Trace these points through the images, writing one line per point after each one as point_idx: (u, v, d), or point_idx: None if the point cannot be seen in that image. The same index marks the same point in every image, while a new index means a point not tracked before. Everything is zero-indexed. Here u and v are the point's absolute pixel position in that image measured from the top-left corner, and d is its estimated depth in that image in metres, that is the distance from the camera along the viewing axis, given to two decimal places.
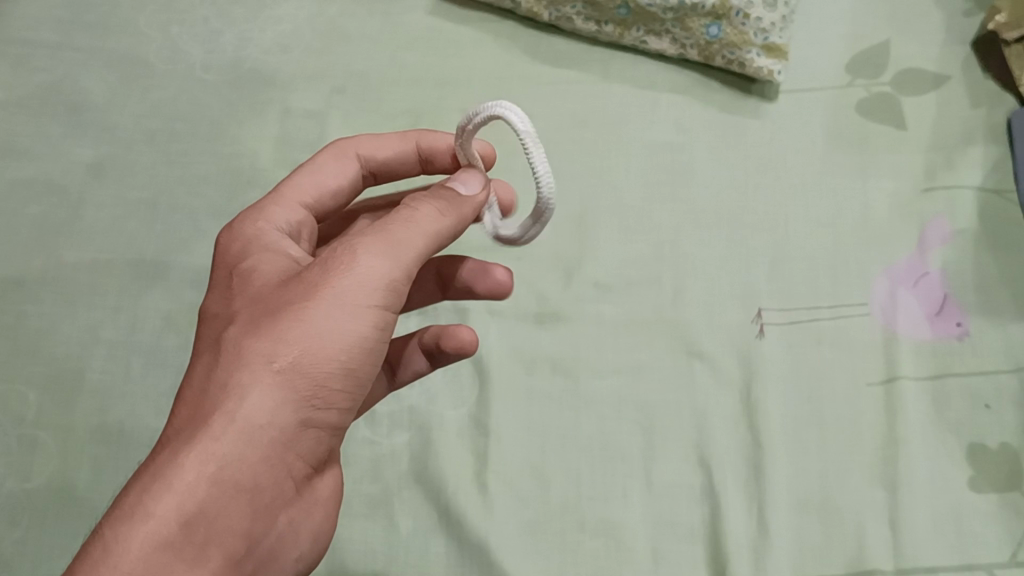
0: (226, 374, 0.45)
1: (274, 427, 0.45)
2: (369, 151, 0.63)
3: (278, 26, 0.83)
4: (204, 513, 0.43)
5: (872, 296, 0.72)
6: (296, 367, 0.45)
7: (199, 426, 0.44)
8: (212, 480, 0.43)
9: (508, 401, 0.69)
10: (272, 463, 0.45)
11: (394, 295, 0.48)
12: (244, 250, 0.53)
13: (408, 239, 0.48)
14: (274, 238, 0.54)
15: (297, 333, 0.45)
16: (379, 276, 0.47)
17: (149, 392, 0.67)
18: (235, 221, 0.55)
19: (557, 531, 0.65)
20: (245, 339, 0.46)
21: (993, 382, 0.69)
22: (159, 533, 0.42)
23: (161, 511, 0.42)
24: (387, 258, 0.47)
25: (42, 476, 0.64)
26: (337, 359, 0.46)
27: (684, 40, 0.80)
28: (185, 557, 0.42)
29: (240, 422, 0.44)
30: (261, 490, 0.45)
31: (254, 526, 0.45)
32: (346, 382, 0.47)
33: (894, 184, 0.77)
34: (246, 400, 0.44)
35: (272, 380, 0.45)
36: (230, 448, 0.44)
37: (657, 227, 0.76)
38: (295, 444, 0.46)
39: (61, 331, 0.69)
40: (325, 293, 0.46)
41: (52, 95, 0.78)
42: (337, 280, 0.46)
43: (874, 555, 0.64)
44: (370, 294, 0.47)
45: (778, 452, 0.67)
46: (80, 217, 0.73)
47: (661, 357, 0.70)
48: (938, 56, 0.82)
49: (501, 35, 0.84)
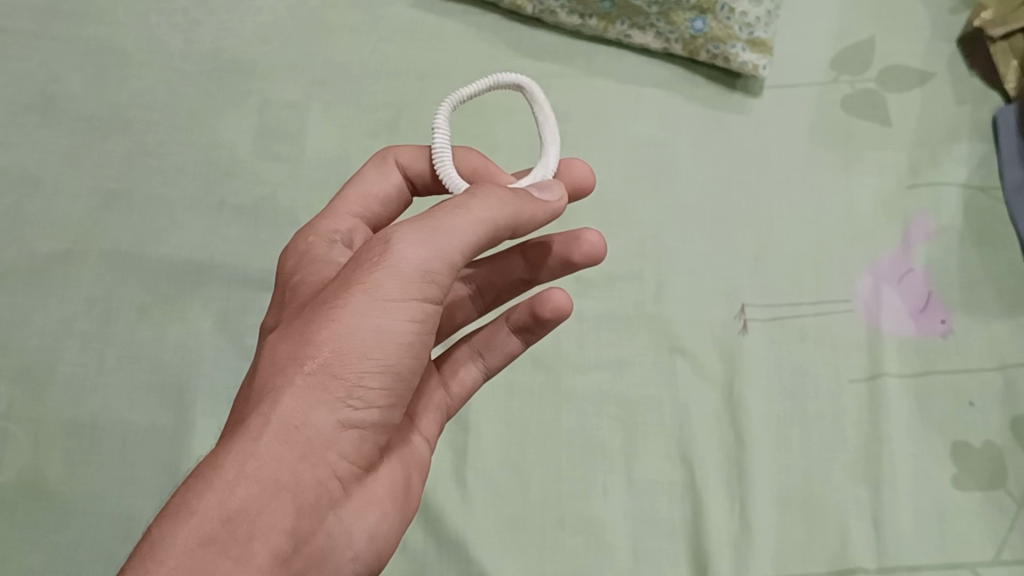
0: (264, 381, 0.45)
1: (311, 427, 0.44)
2: (409, 158, 0.61)
3: (258, 17, 0.82)
4: (246, 510, 0.42)
5: (856, 293, 0.72)
6: (328, 366, 0.44)
7: (239, 431, 0.44)
8: (251, 478, 0.42)
9: (488, 396, 0.68)
10: (312, 462, 0.44)
11: (433, 286, 0.47)
12: (297, 266, 0.55)
13: (451, 228, 0.47)
14: (324, 248, 0.56)
15: (329, 332, 0.44)
16: (414, 268, 0.46)
17: (122, 384, 0.66)
18: (291, 240, 0.58)
19: (536, 528, 0.64)
20: (280, 344, 0.46)
21: (977, 380, 0.69)
22: (202, 529, 0.40)
23: (203, 507, 0.41)
24: (422, 248, 0.46)
25: (12, 469, 0.63)
26: (372, 357, 0.45)
27: (668, 34, 0.79)
28: (229, 553, 0.41)
29: (275, 423, 0.43)
30: (303, 489, 0.44)
31: (302, 524, 0.44)
32: (384, 378, 0.46)
33: (878, 181, 0.76)
34: (281, 403, 0.44)
35: (305, 382, 0.44)
36: (267, 448, 0.43)
37: (639, 222, 0.75)
38: (335, 443, 0.45)
39: (33, 322, 0.68)
40: (360, 288, 0.45)
41: (27, 85, 0.77)
42: (369, 274, 0.45)
43: (856, 554, 0.63)
44: (402, 282, 0.45)
45: (760, 448, 0.66)
46: (54, 208, 0.72)
47: (642, 352, 0.70)
48: (924, 53, 0.82)
49: (483, 28, 0.83)
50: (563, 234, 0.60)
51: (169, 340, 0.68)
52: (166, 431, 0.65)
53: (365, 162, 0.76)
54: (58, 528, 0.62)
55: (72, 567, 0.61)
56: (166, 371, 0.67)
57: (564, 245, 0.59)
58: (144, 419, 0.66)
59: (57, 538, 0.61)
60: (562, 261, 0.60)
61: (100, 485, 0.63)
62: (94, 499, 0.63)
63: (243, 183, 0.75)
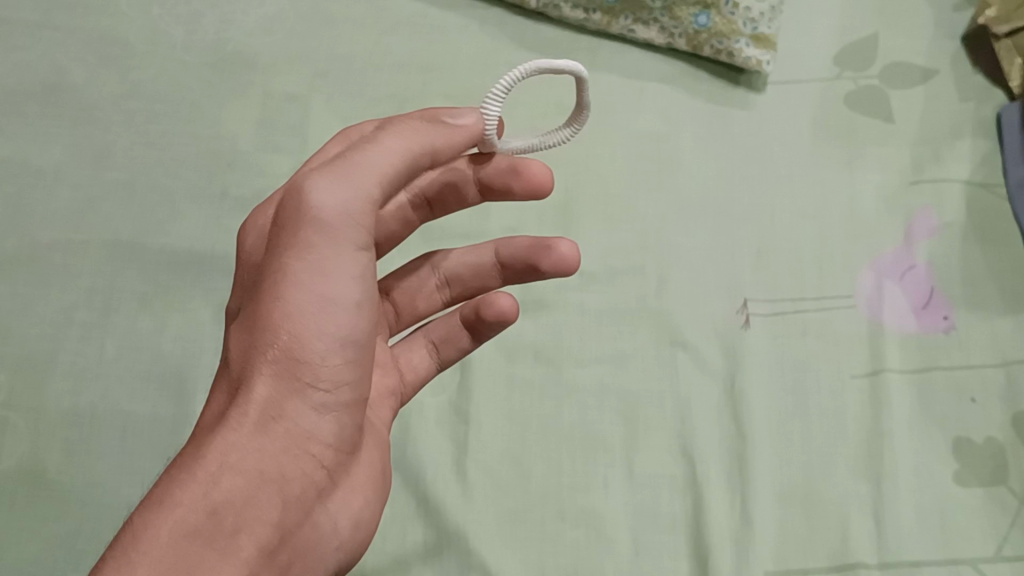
0: (235, 373, 0.47)
1: (287, 417, 0.46)
2: None
3: (262, 9, 0.81)
4: (230, 501, 0.43)
5: (858, 289, 0.72)
6: (292, 347, 0.46)
7: (215, 427, 0.45)
8: (231, 470, 0.44)
9: (487, 388, 0.68)
10: (293, 452, 0.46)
11: (359, 232, 0.47)
12: (247, 241, 0.54)
13: (365, 169, 0.46)
14: (281, 224, 0.54)
15: (287, 314, 0.46)
16: (337, 217, 0.46)
17: (123, 374, 0.66)
18: (246, 218, 0.55)
19: (536, 521, 0.64)
20: (243, 333, 0.47)
21: (979, 377, 0.68)
22: (186, 521, 0.42)
23: (187, 500, 0.42)
24: (343, 196, 0.46)
25: (11, 458, 0.63)
26: (332, 335, 0.47)
27: (672, 29, 0.80)
28: (217, 544, 0.42)
29: (250, 413, 0.45)
30: (287, 480, 0.46)
31: (287, 513, 0.46)
32: (346, 356, 0.47)
33: (881, 177, 0.76)
34: (254, 392, 0.45)
35: (274, 369, 0.46)
36: (243, 438, 0.45)
37: (641, 216, 0.75)
38: (316, 432, 0.47)
39: (33, 311, 0.68)
40: (302, 258, 0.46)
41: (29, 75, 0.77)
42: (301, 238, 0.46)
43: (857, 549, 0.63)
44: (334, 242, 0.46)
45: (760, 442, 0.66)
46: (56, 197, 0.72)
47: (644, 346, 0.70)
48: (928, 50, 0.82)
49: (487, 22, 0.83)
50: (534, 241, 0.60)
51: (169, 331, 0.68)
52: (165, 422, 0.65)
53: None
54: (58, 517, 0.62)
55: (70, 556, 0.61)
56: (167, 362, 0.67)
57: (533, 252, 0.59)
58: (144, 409, 0.65)
59: (56, 526, 0.61)
60: (529, 266, 0.60)
61: (99, 475, 0.63)
62: (93, 488, 0.63)
63: (246, 173, 0.75)
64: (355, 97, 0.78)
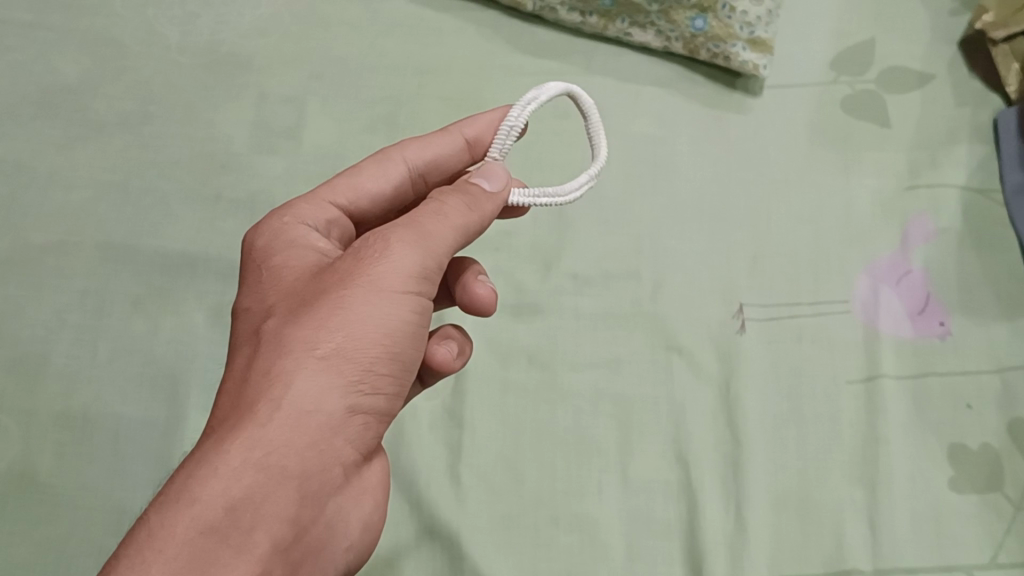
0: (268, 362, 0.44)
1: (322, 412, 0.44)
2: (418, 152, 0.57)
3: (257, 11, 0.81)
4: (251, 498, 0.41)
5: (854, 295, 0.72)
6: (341, 351, 0.44)
7: (242, 416, 0.43)
8: (258, 465, 0.42)
9: (482, 392, 0.68)
10: (320, 450, 0.44)
11: (429, 280, 0.47)
12: (272, 246, 0.51)
13: (442, 230, 0.48)
14: (302, 234, 0.51)
15: (339, 319, 0.45)
16: (413, 261, 0.46)
17: (115, 376, 0.66)
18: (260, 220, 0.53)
19: (530, 526, 0.64)
20: (285, 328, 0.45)
21: (975, 383, 0.68)
22: (205, 516, 0.40)
23: (207, 496, 0.41)
24: (421, 245, 0.47)
25: (3, 460, 0.63)
26: (379, 344, 0.46)
27: (668, 32, 0.79)
28: (231, 541, 0.41)
29: (286, 408, 0.43)
30: (309, 477, 0.43)
31: (304, 512, 0.43)
32: (389, 366, 0.46)
33: (877, 182, 0.76)
34: (293, 386, 0.43)
35: (317, 367, 0.44)
36: (276, 434, 0.42)
37: (636, 220, 0.75)
38: (344, 429, 0.45)
39: (26, 313, 0.68)
40: (364, 281, 0.46)
41: (23, 75, 0.77)
42: (371, 266, 0.46)
43: (852, 556, 0.63)
44: (403, 274, 0.46)
45: (755, 448, 0.66)
46: (49, 198, 0.72)
47: (638, 351, 0.69)
48: (924, 54, 0.82)
49: (483, 24, 0.83)
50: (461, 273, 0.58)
51: (163, 333, 0.68)
52: (158, 425, 0.65)
53: (361, 157, 0.76)
54: (49, 520, 0.61)
55: (61, 560, 0.60)
56: (160, 364, 0.67)
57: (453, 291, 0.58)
58: (136, 412, 0.65)
59: (47, 530, 0.61)
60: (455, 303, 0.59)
61: (92, 478, 0.63)
62: (85, 491, 0.62)
63: (239, 175, 0.74)
64: (351, 99, 0.78)
